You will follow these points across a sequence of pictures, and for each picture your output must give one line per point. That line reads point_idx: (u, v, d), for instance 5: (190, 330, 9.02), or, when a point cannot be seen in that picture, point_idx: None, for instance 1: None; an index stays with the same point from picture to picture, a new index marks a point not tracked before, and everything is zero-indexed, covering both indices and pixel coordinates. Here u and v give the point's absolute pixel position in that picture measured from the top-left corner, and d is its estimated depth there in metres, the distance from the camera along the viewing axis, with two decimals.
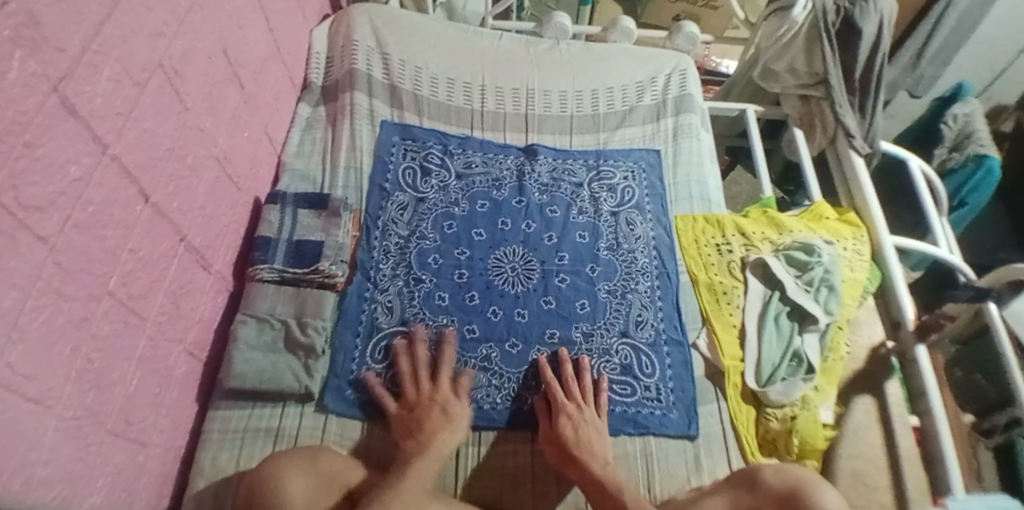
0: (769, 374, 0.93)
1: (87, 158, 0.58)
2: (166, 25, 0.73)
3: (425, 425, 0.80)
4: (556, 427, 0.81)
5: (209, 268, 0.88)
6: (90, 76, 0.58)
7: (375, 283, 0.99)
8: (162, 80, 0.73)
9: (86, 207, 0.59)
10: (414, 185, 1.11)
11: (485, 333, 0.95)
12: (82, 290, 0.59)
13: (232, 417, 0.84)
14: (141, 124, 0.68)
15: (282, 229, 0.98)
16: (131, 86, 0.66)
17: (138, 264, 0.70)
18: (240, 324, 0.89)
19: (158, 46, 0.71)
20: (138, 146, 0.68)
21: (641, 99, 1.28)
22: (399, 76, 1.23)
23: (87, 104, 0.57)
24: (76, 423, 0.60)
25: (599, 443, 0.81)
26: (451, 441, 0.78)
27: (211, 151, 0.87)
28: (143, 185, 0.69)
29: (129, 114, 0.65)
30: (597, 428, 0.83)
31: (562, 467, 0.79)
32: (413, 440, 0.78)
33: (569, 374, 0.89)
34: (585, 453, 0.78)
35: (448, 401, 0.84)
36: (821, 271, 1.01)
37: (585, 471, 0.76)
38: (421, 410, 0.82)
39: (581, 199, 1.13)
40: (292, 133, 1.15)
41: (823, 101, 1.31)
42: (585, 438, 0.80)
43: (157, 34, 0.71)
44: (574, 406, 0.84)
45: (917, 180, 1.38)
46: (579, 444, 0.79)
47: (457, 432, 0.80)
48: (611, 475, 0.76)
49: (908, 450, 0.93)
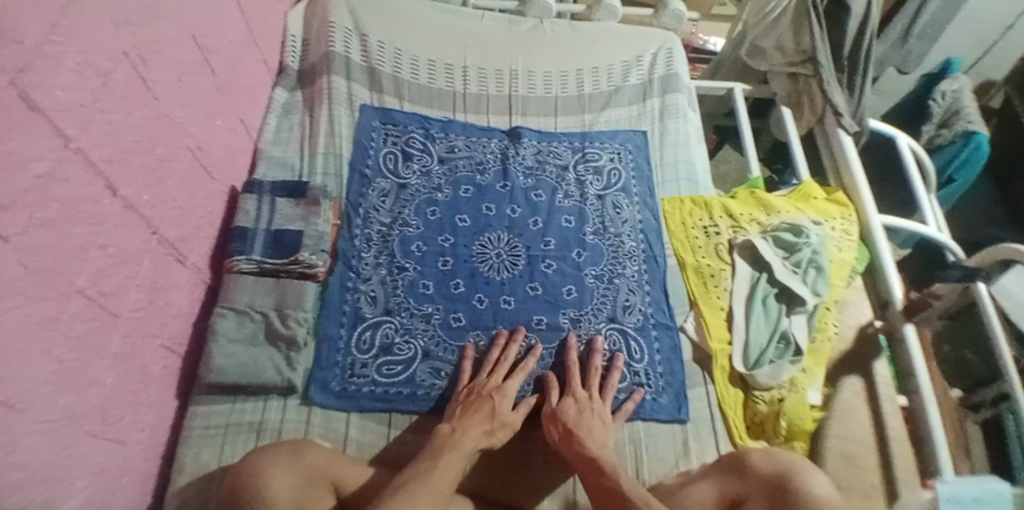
0: (757, 357, 0.92)
1: (50, 155, 0.55)
2: (130, 11, 0.69)
3: (466, 418, 0.78)
4: (557, 405, 0.82)
5: (185, 261, 0.85)
6: (50, 68, 0.54)
7: (358, 272, 0.97)
8: (128, 70, 0.69)
9: (51, 204, 0.55)
10: (396, 170, 1.08)
11: (472, 321, 0.94)
12: (52, 291, 0.56)
13: (213, 413, 0.82)
14: (106, 117, 0.64)
15: (260, 219, 0.94)
16: (94, 77, 0.62)
17: (110, 261, 0.67)
18: (218, 317, 0.86)
19: (123, 33, 0.67)
20: (103, 139, 0.64)
21: (627, 79, 1.25)
22: (379, 59, 1.19)
23: (47, 98, 0.54)
24: (51, 426, 0.58)
25: (600, 431, 0.79)
26: (482, 443, 0.76)
27: (183, 141, 0.83)
28: (110, 178, 0.66)
29: (93, 106, 0.62)
30: (602, 417, 0.82)
31: (558, 443, 0.78)
32: (449, 427, 0.77)
33: (596, 365, 0.89)
34: (584, 433, 0.77)
35: (502, 403, 0.81)
36: (809, 252, 1.00)
37: (580, 449, 0.75)
38: (475, 400, 0.81)
39: (567, 183, 1.11)
40: (268, 119, 1.12)
41: (812, 79, 1.29)
42: (585, 420, 0.80)
43: (120, 21, 0.66)
44: (586, 394, 0.84)
45: (906, 157, 1.38)
46: (576, 426, 0.78)
47: (493, 437, 0.77)
48: (608, 457, 0.74)
49: (897, 430, 0.94)
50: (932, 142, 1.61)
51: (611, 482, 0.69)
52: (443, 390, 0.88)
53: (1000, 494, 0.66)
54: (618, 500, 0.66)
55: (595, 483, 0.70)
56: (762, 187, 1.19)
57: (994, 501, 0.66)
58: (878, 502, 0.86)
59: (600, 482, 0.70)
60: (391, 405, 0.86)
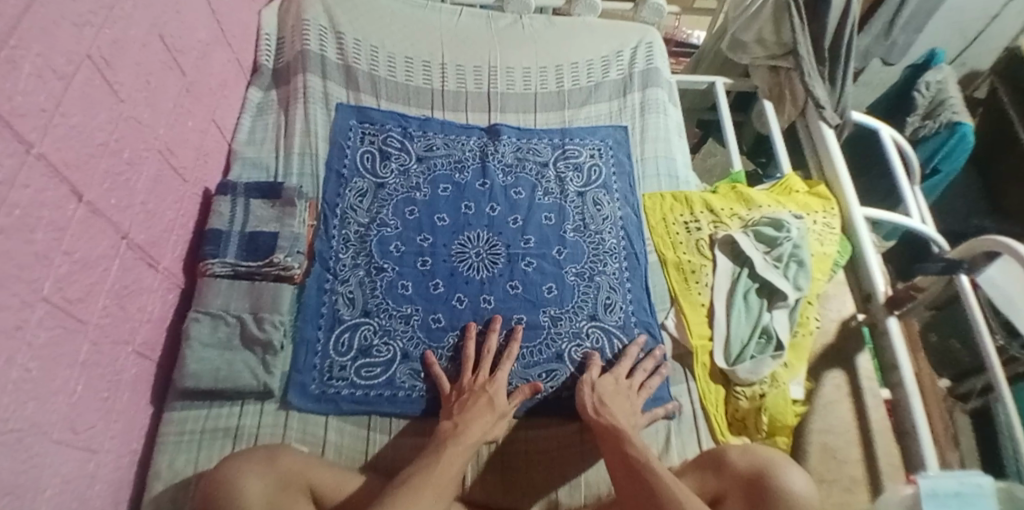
0: (738, 353, 0.92)
1: (10, 159, 0.52)
2: (93, 13, 0.66)
3: (466, 412, 0.78)
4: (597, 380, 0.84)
5: (157, 266, 0.83)
6: (9, 72, 0.52)
7: (335, 274, 0.95)
8: (91, 73, 0.66)
9: (12, 210, 0.53)
10: (373, 169, 1.07)
11: (452, 322, 0.93)
12: (13, 298, 0.54)
13: (188, 419, 0.81)
14: (68, 120, 0.62)
15: (234, 221, 0.93)
16: (56, 81, 0.60)
17: (75, 267, 0.65)
18: (192, 322, 0.84)
19: (85, 36, 0.65)
20: (68, 143, 0.62)
21: (607, 75, 1.24)
22: (355, 56, 1.17)
23: (7, 102, 0.51)
24: (16, 436, 0.56)
25: (631, 412, 0.81)
26: (487, 433, 0.76)
27: (152, 143, 0.81)
28: (75, 183, 0.64)
29: (55, 110, 0.59)
30: (635, 400, 0.83)
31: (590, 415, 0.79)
32: (451, 422, 0.76)
33: (646, 367, 0.89)
34: (615, 411, 0.79)
35: (497, 393, 0.82)
36: (789, 246, 1.00)
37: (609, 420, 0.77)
38: (469, 397, 0.81)
39: (547, 180, 1.10)
40: (242, 120, 1.10)
41: (793, 72, 1.29)
42: (620, 398, 0.82)
43: (83, 22, 0.64)
44: (629, 382, 0.86)
45: (889, 149, 1.38)
46: (609, 401, 0.81)
47: (496, 428, 0.78)
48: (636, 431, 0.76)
49: (880, 423, 0.94)
50: (916, 133, 1.61)
51: (637, 452, 0.70)
52: (423, 392, 0.87)
53: (979, 487, 0.65)
54: (636, 473, 0.68)
55: (617, 450, 0.72)
56: (743, 181, 1.19)
57: (974, 496, 0.64)
58: (859, 494, 0.87)
59: (622, 451, 0.71)
60: (370, 408, 0.85)
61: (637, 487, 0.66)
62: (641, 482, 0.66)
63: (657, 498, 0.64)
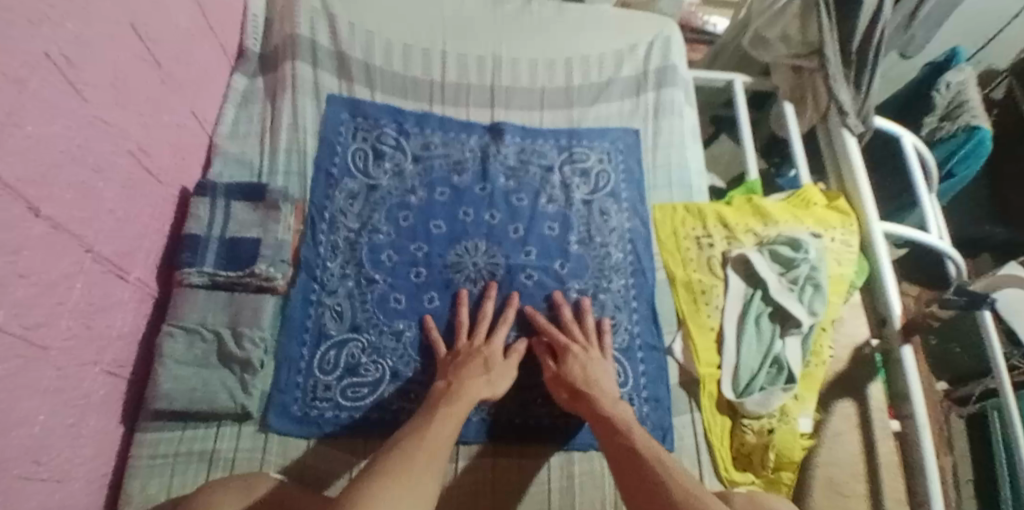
0: (747, 382, 0.87)
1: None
2: (53, 7, 0.58)
3: (461, 371, 0.77)
4: (562, 369, 0.80)
5: (127, 277, 0.77)
6: None
7: (323, 284, 0.89)
8: (50, 73, 0.58)
9: None
10: (365, 170, 0.99)
11: (443, 328, 0.89)
12: None
13: (161, 442, 0.76)
14: (24, 129, 0.55)
15: (214, 226, 0.85)
16: (10, 86, 0.52)
17: (34, 290, 0.58)
18: (165, 337, 0.78)
19: (41, 32, 0.56)
20: (24, 155, 0.55)
21: (619, 71, 1.16)
22: (349, 43, 1.08)
23: None
24: None
25: (605, 379, 0.79)
26: (484, 391, 0.75)
27: (121, 145, 0.73)
28: (33, 198, 0.57)
29: (8, 119, 0.52)
30: (601, 365, 0.82)
31: (570, 404, 0.78)
32: (445, 381, 0.76)
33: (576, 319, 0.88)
34: (590, 388, 0.77)
35: (492, 355, 0.81)
36: (806, 268, 0.94)
37: (591, 405, 0.74)
38: (465, 358, 0.80)
39: (551, 186, 1.03)
40: (225, 110, 1.01)
41: (816, 73, 1.21)
42: (592, 375, 0.79)
43: (39, 16, 0.56)
44: (579, 346, 0.83)
45: (910, 157, 1.31)
46: (589, 380, 0.78)
47: (493, 387, 0.77)
48: (620, 411, 0.72)
49: (887, 457, 0.90)
50: (933, 134, 1.55)
51: (624, 438, 0.67)
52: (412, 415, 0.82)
53: None
54: (627, 455, 0.64)
55: (607, 438, 0.69)
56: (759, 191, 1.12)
57: None
58: None
59: (610, 435, 0.69)
60: (355, 431, 0.80)
61: (627, 468, 0.63)
62: (627, 460, 0.64)
63: (641, 477, 0.60)
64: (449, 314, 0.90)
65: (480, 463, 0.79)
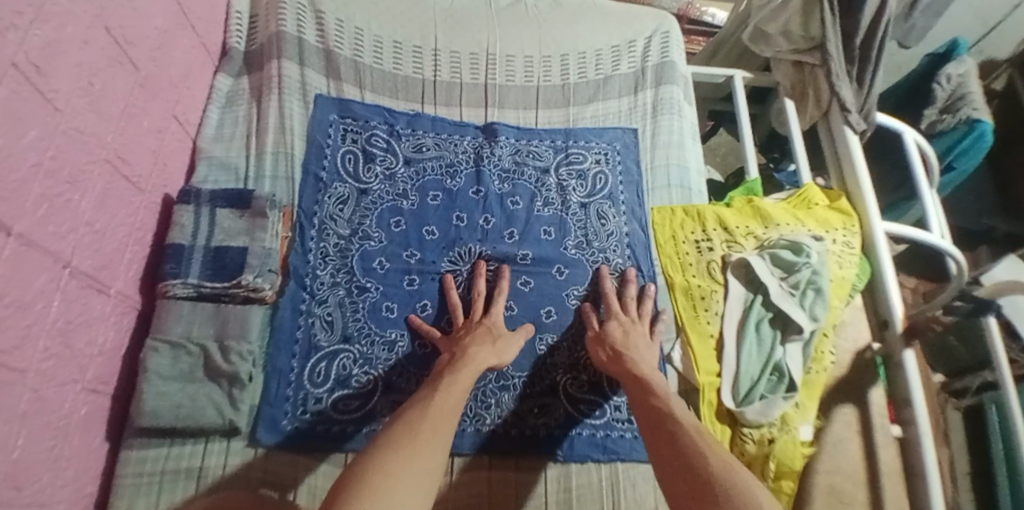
0: (747, 391, 0.86)
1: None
2: (18, 14, 0.55)
3: (463, 342, 0.78)
4: (604, 329, 0.84)
5: (107, 291, 0.74)
6: None
7: (313, 293, 0.87)
8: (19, 84, 0.55)
9: None
10: (356, 173, 0.97)
11: (432, 317, 0.88)
12: None
13: (147, 459, 0.74)
14: None
15: (198, 235, 0.82)
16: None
17: (7, 312, 0.56)
18: (149, 352, 0.75)
19: (7, 41, 0.53)
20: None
21: (617, 67, 1.13)
22: (336, 40, 1.04)
23: None
24: None
25: (647, 349, 0.81)
26: (491, 358, 0.76)
27: (98, 154, 0.70)
28: (2, 216, 0.54)
29: None
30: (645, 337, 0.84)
31: (606, 363, 0.80)
32: (447, 354, 0.77)
33: (632, 295, 0.90)
34: (628, 352, 0.79)
35: (494, 324, 0.82)
36: (808, 272, 0.92)
37: (630, 366, 0.77)
38: (467, 329, 0.81)
39: (548, 188, 1.00)
40: (209, 112, 0.98)
41: (818, 69, 1.18)
42: (632, 340, 0.82)
43: (5, 24, 0.52)
44: (629, 317, 0.86)
45: (911, 153, 1.28)
46: (626, 345, 0.80)
47: (500, 354, 0.78)
48: (655, 378, 0.75)
49: (888, 464, 0.89)
50: (932, 127, 1.52)
51: (660, 403, 0.69)
52: None
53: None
54: (661, 420, 0.67)
55: (642, 404, 0.71)
56: (759, 192, 1.09)
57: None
58: None
59: (645, 399, 0.71)
60: (346, 445, 0.78)
61: (659, 434, 0.65)
62: (661, 426, 0.66)
63: (675, 443, 0.63)
64: (439, 295, 0.89)
65: (474, 477, 0.77)
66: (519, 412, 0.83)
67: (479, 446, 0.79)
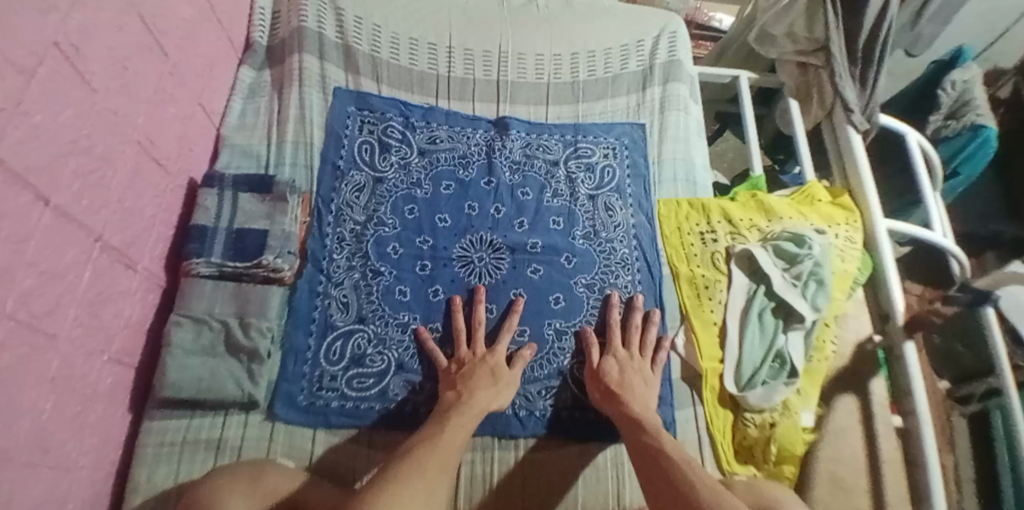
0: (749, 376, 0.88)
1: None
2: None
3: (471, 381, 0.79)
4: (600, 364, 0.84)
5: (135, 267, 0.77)
6: None
7: (329, 276, 0.90)
8: (57, 63, 0.59)
9: None
10: (371, 162, 1.00)
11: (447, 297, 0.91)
12: None
13: (168, 429, 0.77)
14: (30, 120, 0.55)
15: (222, 217, 0.86)
16: (16, 75, 0.53)
17: (40, 280, 0.59)
18: (173, 326, 0.79)
19: (47, 23, 0.57)
20: (30, 145, 0.55)
21: (625, 66, 1.16)
22: (355, 36, 1.08)
23: None
24: None
25: (642, 391, 0.81)
26: (492, 402, 0.77)
27: (129, 136, 0.74)
28: (40, 187, 0.58)
29: (15, 108, 0.53)
30: (642, 375, 0.84)
31: (601, 401, 0.81)
32: (453, 393, 0.77)
33: (637, 323, 0.90)
34: (624, 390, 0.80)
35: (498, 364, 0.82)
36: (810, 264, 0.94)
37: (623, 407, 0.78)
38: (470, 369, 0.81)
39: (557, 180, 1.03)
40: (233, 102, 1.02)
41: (822, 70, 1.21)
42: (627, 379, 0.82)
43: (47, 7, 0.56)
44: (626, 353, 0.86)
45: (914, 154, 1.31)
46: (626, 382, 0.82)
47: (498, 400, 0.78)
48: (648, 415, 0.76)
49: (888, 453, 0.91)
50: (938, 133, 1.53)
51: (651, 439, 0.71)
52: (417, 406, 0.83)
53: None
54: (652, 454, 0.69)
55: (632, 437, 0.73)
56: (763, 188, 1.12)
57: None
58: None
59: (636, 436, 0.73)
60: (361, 422, 0.81)
61: (648, 465, 0.68)
62: (652, 461, 0.68)
63: (667, 478, 0.65)
64: (444, 325, 0.89)
65: (487, 457, 0.81)
66: (529, 397, 0.85)
67: (487, 427, 0.82)
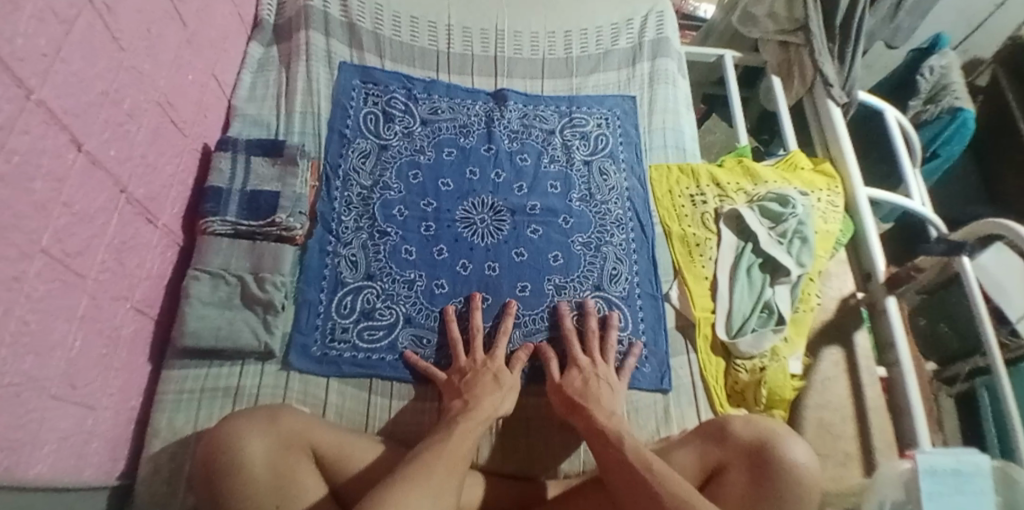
0: (739, 326, 0.93)
1: (8, 104, 0.49)
2: None
3: (474, 388, 0.77)
4: (563, 378, 0.80)
5: (156, 222, 0.81)
6: (10, 13, 0.49)
7: (338, 236, 0.94)
8: (92, 19, 0.63)
9: (10, 157, 0.50)
10: (376, 131, 1.04)
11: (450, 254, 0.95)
12: (11, 248, 0.52)
13: (188, 377, 0.80)
14: (68, 67, 0.59)
15: (235, 179, 0.91)
16: (57, 25, 0.57)
17: (73, 220, 0.63)
18: (192, 280, 0.83)
19: None
20: (67, 89, 0.59)
21: (616, 43, 1.22)
22: (359, 15, 1.13)
23: (8, 44, 0.48)
24: (15, 390, 0.54)
25: (608, 398, 0.77)
26: (497, 409, 0.75)
27: (151, 95, 0.78)
28: (75, 131, 0.61)
29: (55, 55, 0.57)
30: (608, 382, 0.81)
31: (566, 413, 0.76)
32: (459, 400, 0.75)
33: (595, 331, 0.88)
34: (589, 401, 0.76)
35: (500, 370, 0.81)
36: (794, 222, 1.00)
37: (587, 417, 0.73)
38: (473, 377, 0.79)
39: (553, 147, 1.09)
40: (243, 75, 1.06)
41: (803, 48, 1.27)
42: (591, 390, 0.78)
43: None
44: (589, 360, 0.83)
45: (893, 131, 1.37)
46: (584, 396, 0.77)
47: (503, 406, 0.76)
48: (620, 425, 0.71)
49: (874, 400, 0.97)
50: (918, 118, 1.59)
51: (616, 448, 0.66)
52: (425, 357, 0.87)
53: (977, 465, 0.64)
54: (620, 465, 0.65)
55: (600, 448, 0.68)
56: (750, 156, 1.18)
57: (968, 474, 0.64)
58: (852, 469, 0.90)
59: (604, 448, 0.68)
60: (372, 371, 0.84)
61: (622, 478, 0.63)
62: (628, 472, 0.63)
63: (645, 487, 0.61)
64: (440, 329, 0.89)
65: None
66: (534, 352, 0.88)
67: None
